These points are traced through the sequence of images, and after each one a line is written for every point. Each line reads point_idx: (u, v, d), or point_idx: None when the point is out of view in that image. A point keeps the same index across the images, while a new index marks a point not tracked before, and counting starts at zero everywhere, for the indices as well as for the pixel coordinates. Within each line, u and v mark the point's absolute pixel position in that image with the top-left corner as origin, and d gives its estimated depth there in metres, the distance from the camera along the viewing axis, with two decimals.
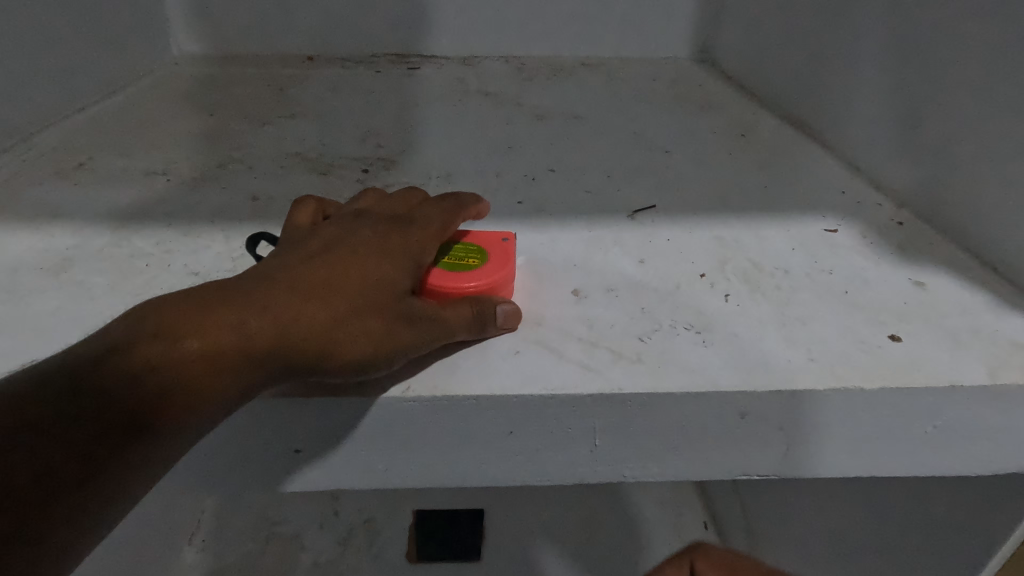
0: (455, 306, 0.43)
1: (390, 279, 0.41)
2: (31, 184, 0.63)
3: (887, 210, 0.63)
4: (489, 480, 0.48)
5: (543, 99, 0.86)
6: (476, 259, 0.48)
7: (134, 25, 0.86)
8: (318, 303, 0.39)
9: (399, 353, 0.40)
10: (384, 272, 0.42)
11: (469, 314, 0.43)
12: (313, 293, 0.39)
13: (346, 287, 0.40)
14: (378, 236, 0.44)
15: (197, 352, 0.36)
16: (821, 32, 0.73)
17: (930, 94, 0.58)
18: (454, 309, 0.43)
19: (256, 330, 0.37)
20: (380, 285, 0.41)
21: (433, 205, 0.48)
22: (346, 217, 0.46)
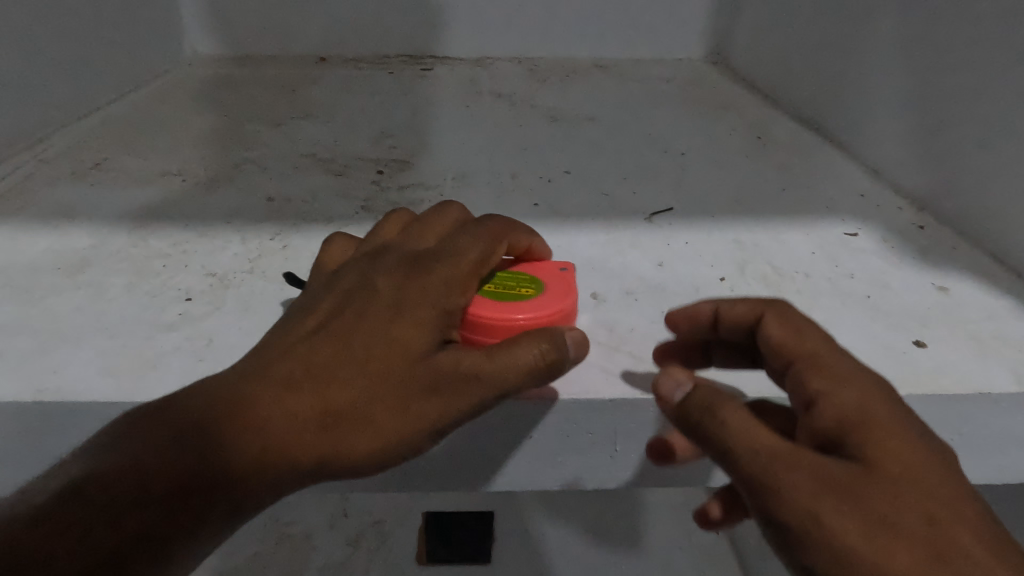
0: (504, 358, 0.37)
1: (412, 344, 0.38)
2: (49, 184, 0.63)
3: (907, 213, 0.62)
4: (508, 485, 0.47)
5: (557, 100, 0.85)
6: (530, 289, 0.43)
7: (149, 26, 0.86)
8: (334, 389, 0.37)
9: (431, 427, 0.37)
10: (406, 337, 0.38)
11: (524, 364, 0.37)
12: (326, 379, 0.37)
13: (361, 364, 0.37)
14: (400, 290, 0.40)
15: (215, 457, 0.35)
16: (838, 34, 0.73)
17: (951, 97, 0.57)
18: (503, 362, 0.37)
19: (272, 431, 0.36)
20: (399, 357, 0.37)
21: (471, 233, 0.43)
22: (371, 263, 0.43)
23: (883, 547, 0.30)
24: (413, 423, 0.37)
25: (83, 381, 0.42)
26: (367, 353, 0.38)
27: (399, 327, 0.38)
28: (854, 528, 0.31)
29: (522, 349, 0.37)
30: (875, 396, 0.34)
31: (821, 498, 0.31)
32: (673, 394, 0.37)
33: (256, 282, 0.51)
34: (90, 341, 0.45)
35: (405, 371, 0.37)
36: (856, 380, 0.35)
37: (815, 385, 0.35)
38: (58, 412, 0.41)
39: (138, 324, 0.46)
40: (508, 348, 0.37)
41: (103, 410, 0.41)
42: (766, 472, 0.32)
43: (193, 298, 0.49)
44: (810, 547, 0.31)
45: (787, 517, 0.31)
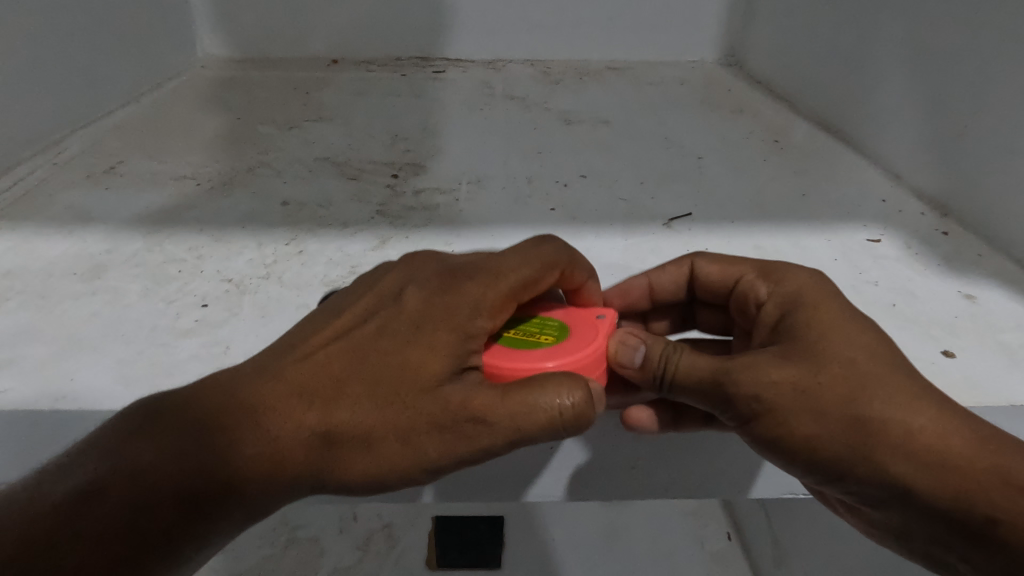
0: (518, 397, 0.36)
1: (428, 371, 0.36)
2: (63, 188, 0.63)
3: (930, 219, 0.61)
4: (528, 496, 0.47)
5: (570, 103, 0.84)
6: (552, 336, 0.41)
7: (159, 27, 0.86)
8: (346, 411, 0.36)
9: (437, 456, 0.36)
10: (423, 361, 0.36)
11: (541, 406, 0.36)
12: (339, 397, 0.36)
13: (375, 384, 0.36)
14: (425, 304, 0.38)
15: (225, 458, 0.35)
16: (854, 36, 0.72)
17: (973, 101, 0.56)
18: (516, 402, 0.36)
19: (279, 438, 0.35)
20: (413, 384, 0.36)
21: (515, 251, 0.41)
22: (405, 267, 0.42)
23: (803, 401, 0.35)
24: (419, 457, 0.36)
25: (99, 388, 0.42)
26: (385, 376, 0.36)
27: (418, 349, 0.37)
28: (792, 392, 0.36)
29: (543, 397, 0.36)
30: (812, 284, 0.40)
31: (764, 374, 0.36)
32: (633, 358, 0.40)
33: (272, 287, 0.50)
34: (106, 347, 0.45)
35: (417, 400, 0.36)
36: (792, 274, 0.41)
37: (763, 290, 0.42)
38: (74, 420, 0.41)
39: (154, 331, 0.46)
40: (530, 389, 0.36)
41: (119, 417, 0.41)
42: (707, 379, 0.38)
43: (208, 304, 0.49)
44: (763, 420, 0.36)
45: (745, 403, 0.36)
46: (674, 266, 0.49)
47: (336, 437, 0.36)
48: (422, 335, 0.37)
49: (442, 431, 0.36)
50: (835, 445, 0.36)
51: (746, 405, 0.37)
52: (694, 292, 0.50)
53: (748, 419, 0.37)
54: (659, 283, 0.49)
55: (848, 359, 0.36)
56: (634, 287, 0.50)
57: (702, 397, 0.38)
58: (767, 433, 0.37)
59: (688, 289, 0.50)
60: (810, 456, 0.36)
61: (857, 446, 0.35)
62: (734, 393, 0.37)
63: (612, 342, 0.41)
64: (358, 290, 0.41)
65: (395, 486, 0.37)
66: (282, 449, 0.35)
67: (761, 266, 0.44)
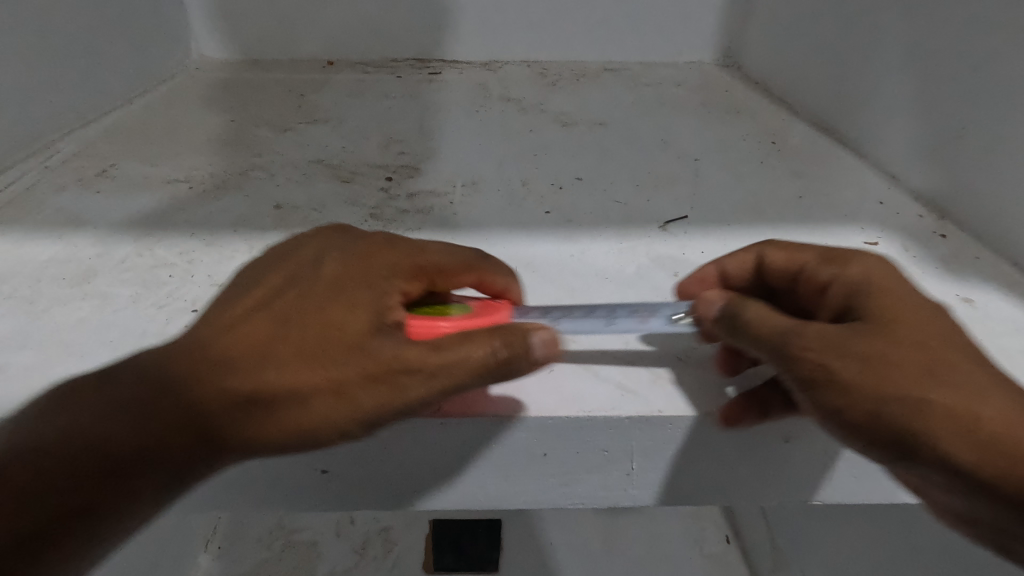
0: (449, 347, 0.35)
1: (353, 327, 0.37)
2: (54, 192, 0.63)
3: (928, 222, 0.61)
4: (521, 502, 0.46)
5: (567, 105, 0.84)
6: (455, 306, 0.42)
7: (156, 29, 0.86)
8: (277, 367, 0.36)
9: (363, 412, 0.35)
10: (347, 319, 0.37)
11: (472, 355, 0.35)
12: (270, 357, 0.37)
13: (301, 343, 0.37)
14: (346, 272, 0.40)
15: (148, 422, 0.35)
16: (852, 37, 0.71)
17: (973, 103, 0.56)
18: (448, 351, 0.35)
19: (204, 399, 0.36)
20: (338, 340, 0.36)
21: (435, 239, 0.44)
22: (327, 245, 0.43)
23: (873, 369, 0.34)
24: (352, 409, 0.36)
25: None
26: (314, 333, 0.37)
27: (341, 307, 0.38)
28: (862, 360, 0.35)
29: (472, 346, 0.35)
30: (879, 269, 0.40)
31: (837, 344, 0.35)
32: (710, 310, 0.40)
33: None
34: (94, 353, 0.44)
35: (341, 355, 0.36)
36: (860, 260, 0.41)
37: (825, 273, 0.41)
38: None
39: (143, 337, 0.46)
40: (458, 341, 0.36)
41: None
42: (783, 338, 0.36)
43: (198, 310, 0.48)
44: (827, 385, 0.35)
45: (807, 365, 0.35)
46: (742, 254, 0.46)
47: (271, 394, 0.36)
48: (348, 296, 0.38)
49: (373, 381, 0.35)
50: (897, 420, 0.34)
51: (807, 368, 0.35)
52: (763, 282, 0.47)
53: (807, 384, 0.35)
54: (731, 269, 0.46)
55: (916, 337, 0.35)
56: (709, 273, 0.47)
57: (775, 358, 0.37)
58: (830, 400, 0.35)
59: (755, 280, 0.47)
60: (875, 430, 0.34)
61: (920, 417, 0.33)
62: (800, 355, 0.35)
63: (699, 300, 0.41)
64: (278, 264, 0.43)
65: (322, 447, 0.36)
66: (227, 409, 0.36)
67: (825, 252, 0.43)
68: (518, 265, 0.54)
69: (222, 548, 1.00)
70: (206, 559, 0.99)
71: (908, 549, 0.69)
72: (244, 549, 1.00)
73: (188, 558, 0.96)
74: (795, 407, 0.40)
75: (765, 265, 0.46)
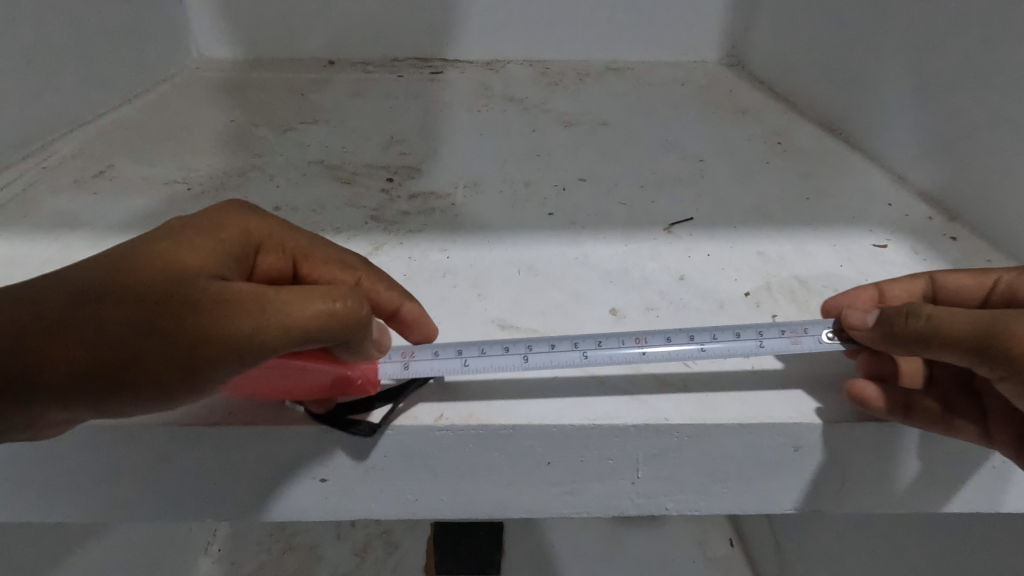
0: (301, 296, 0.33)
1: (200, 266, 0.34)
2: (50, 194, 0.62)
3: (937, 224, 0.60)
4: (525, 510, 0.46)
5: (570, 104, 0.83)
6: None
7: (156, 28, 0.85)
8: (108, 296, 0.32)
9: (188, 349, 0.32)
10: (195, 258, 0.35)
11: (320, 309, 0.33)
12: (106, 287, 0.33)
13: (137, 272, 0.33)
14: (210, 222, 0.38)
15: None
16: (859, 36, 0.70)
17: (984, 104, 0.55)
18: (296, 298, 0.33)
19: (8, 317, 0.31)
20: (177, 272, 0.34)
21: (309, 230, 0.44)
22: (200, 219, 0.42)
23: None
24: (177, 347, 0.31)
25: None
26: (155, 263, 0.34)
27: (193, 247, 0.35)
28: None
29: (320, 300, 0.34)
30: None
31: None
32: (866, 320, 0.41)
33: None
34: None
35: (178, 286, 0.33)
36: None
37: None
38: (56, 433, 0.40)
39: None
40: (307, 290, 0.34)
41: (102, 431, 0.40)
42: (978, 326, 0.35)
43: None
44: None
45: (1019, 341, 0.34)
46: (907, 280, 0.46)
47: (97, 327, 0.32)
48: (198, 241, 0.36)
49: (204, 314, 0.32)
50: None
51: (1011, 343, 0.34)
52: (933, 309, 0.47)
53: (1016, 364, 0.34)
54: (889, 293, 0.46)
55: None
56: (863, 294, 0.47)
57: (964, 349, 0.35)
58: None
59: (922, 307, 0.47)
60: None
61: None
62: (1004, 334, 0.34)
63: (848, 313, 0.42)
64: None
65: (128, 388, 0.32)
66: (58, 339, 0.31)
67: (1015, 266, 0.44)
68: (521, 268, 0.53)
69: (222, 551, 1.00)
70: (205, 561, 0.98)
71: (916, 554, 0.68)
72: (245, 552, 1.00)
73: (188, 561, 0.95)
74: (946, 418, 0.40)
75: (937, 289, 0.46)
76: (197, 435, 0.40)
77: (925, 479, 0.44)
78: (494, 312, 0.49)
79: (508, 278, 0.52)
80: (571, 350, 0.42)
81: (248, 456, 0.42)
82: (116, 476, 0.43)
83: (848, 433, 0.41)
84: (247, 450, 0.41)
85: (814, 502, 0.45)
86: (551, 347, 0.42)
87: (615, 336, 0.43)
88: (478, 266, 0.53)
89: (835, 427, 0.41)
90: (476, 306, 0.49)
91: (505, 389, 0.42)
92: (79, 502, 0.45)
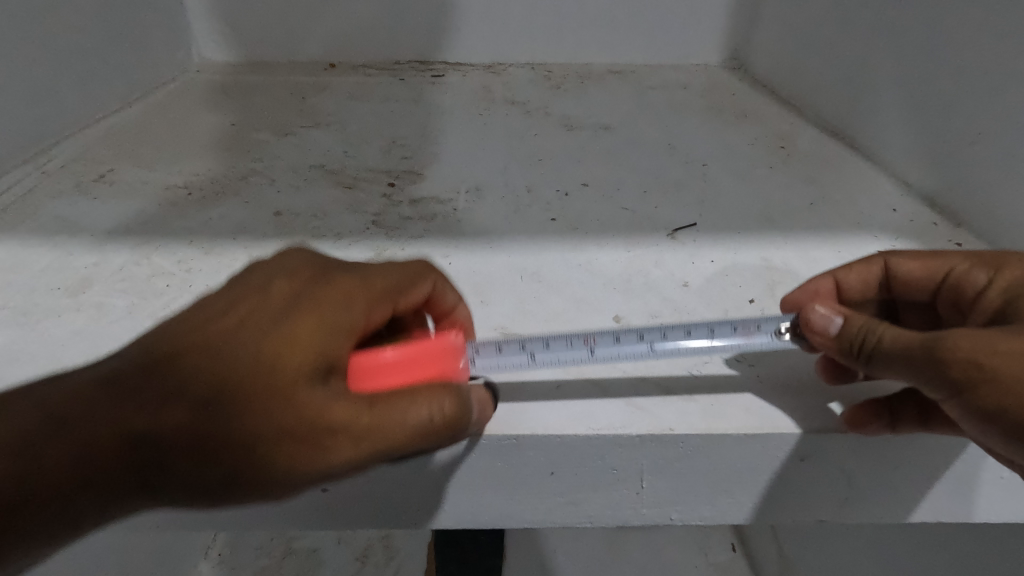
0: (405, 407, 0.35)
1: (304, 364, 0.34)
2: (50, 199, 0.62)
3: (943, 230, 0.59)
4: (527, 520, 0.45)
5: (572, 108, 0.83)
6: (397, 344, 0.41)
7: (157, 31, 0.84)
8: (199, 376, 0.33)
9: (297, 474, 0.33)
10: (299, 352, 0.34)
11: (421, 419, 0.35)
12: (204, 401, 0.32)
13: (243, 385, 0.33)
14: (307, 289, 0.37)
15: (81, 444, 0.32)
16: (863, 39, 0.69)
17: (987, 109, 0.54)
18: (403, 412, 0.34)
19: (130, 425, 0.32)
20: (278, 380, 0.33)
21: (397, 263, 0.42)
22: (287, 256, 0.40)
23: None
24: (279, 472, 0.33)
25: None
26: (255, 369, 0.33)
27: (298, 327, 0.34)
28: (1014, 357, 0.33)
29: (414, 411, 0.35)
30: None
31: (983, 341, 0.33)
32: (829, 326, 0.39)
33: None
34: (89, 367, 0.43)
35: (279, 403, 0.33)
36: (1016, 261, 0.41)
37: (980, 273, 0.41)
38: None
39: None
40: (402, 401, 0.35)
41: None
42: (914, 354, 0.35)
43: None
44: (984, 386, 0.33)
45: (959, 366, 0.33)
46: (861, 266, 0.46)
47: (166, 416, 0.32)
48: (298, 335, 0.34)
49: (306, 445, 0.33)
50: None
51: (952, 368, 0.33)
52: (890, 289, 0.47)
53: (958, 389, 0.33)
54: (845, 279, 0.47)
55: None
56: (821, 285, 0.47)
57: (910, 373, 0.35)
58: (987, 400, 0.33)
59: (877, 289, 0.47)
60: None
61: None
62: (946, 357, 0.34)
63: (809, 311, 0.40)
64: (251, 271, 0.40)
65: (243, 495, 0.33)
66: (122, 427, 0.32)
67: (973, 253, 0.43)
68: (524, 275, 0.53)
69: (222, 555, 0.99)
70: (206, 566, 0.98)
71: (919, 563, 0.68)
72: (245, 557, 0.99)
73: (188, 565, 0.95)
74: (928, 423, 0.39)
75: (891, 273, 0.46)
76: None
77: (931, 489, 0.44)
78: (496, 319, 0.49)
79: (511, 284, 0.52)
80: (517, 353, 0.42)
81: None
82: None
83: (854, 444, 0.40)
84: None
85: (820, 511, 0.44)
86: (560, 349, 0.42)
87: (635, 333, 0.43)
88: (480, 273, 0.53)
89: (841, 437, 0.40)
90: (479, 314, 0.49)
91: (507, 399, 0.42)
92: None
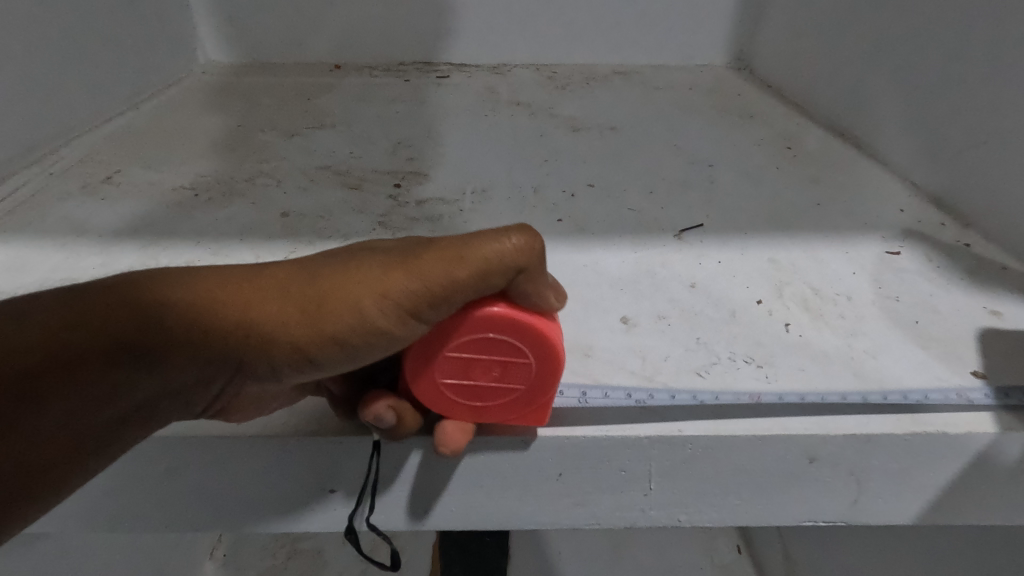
0: (494, 243, 0.33)
1: (398, 278, 0.32)
2: (56, 200, 0.62)
3: (951, 230, 0.59)
4: (535, 522, 0.45)
5: (578, 108, 0.83)
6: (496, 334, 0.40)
7: (162, 33, 0.85)
8: (232, 276, 0.33)
9: (397, 329, 0.33)
10: (390, 275, 0.32)
11: (513, 247, 0.33)
12: (305, 289, 0.33)
13: (349, 288, 0.32)
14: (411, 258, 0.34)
15: (189, 315, 0.32)
16: (871, 37, 0.69)
17: (996, 109, 0.54)
18: (488, 241, 0.33)
19: (245, 309, 0.32)
20: (394, 269, 0.33)
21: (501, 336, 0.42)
22: None
23: None
24: (362, 309, 0.32)
25: None
26: (333, 277, 0.33)
27: (403, 271, 0.32)
28: None
29: (499, 241, 0.33)
30: None
31: None
32: None
33: None
34: None
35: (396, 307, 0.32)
36: None
37: None
38: None
39: None
40: (489, 279, 0.33)
41: None
42: None
43: None
44: None
45: None
46: None
47: (237, 343, 0.32)
48: (394, 266, 0.33)
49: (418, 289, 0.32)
50: None
51: None
52: None
53: None
54: None
55: None
56: None
57: None
58: None
59: None
60: None
61: None
62: None
63: None
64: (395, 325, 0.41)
65: (336, 323, 0.32)
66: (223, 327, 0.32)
67: None
68: None
69: (226, 556, 0.99)
70: (210, 566, 0.98)
71: (926, 565, 0.67)
72: (249, 557, 0.99)
73: (191, 565, 0.94)
74: None
75: None
76: (207, 443, 0.40)
77: (943, 492, 0.43)
78: None
79: None
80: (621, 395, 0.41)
81: (260, 467, 0.42)
82: (117, 487, 0.43)
83: (864, 446, 0.40)
84: (253, 464, 0.42)
85: (829, 513, 0.44)
86: (603, 398, 0.41)
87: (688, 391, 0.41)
88: None
89: (848, 439, 0.40)
90: None
91: None
92: (79, 514, 0.44)
